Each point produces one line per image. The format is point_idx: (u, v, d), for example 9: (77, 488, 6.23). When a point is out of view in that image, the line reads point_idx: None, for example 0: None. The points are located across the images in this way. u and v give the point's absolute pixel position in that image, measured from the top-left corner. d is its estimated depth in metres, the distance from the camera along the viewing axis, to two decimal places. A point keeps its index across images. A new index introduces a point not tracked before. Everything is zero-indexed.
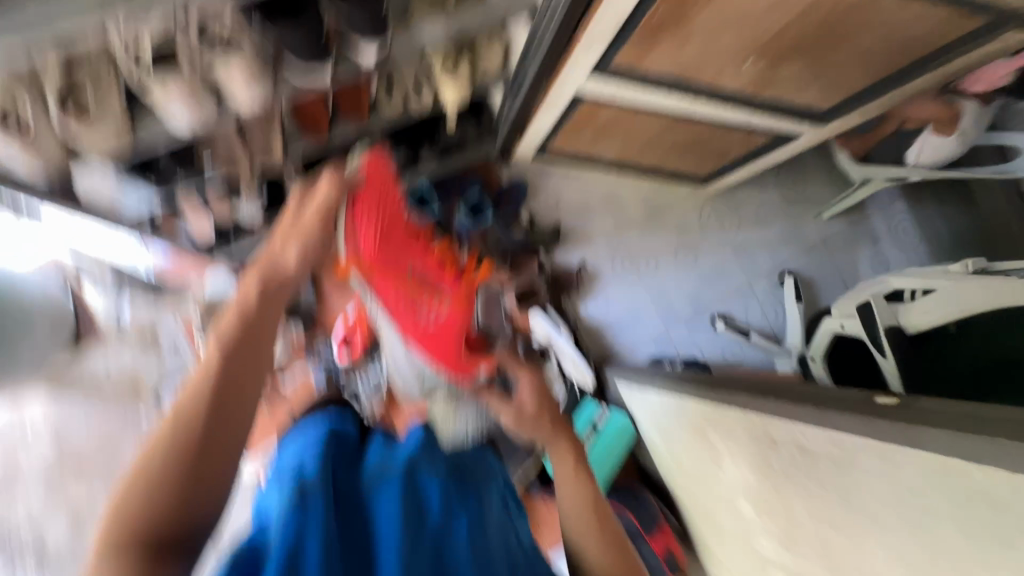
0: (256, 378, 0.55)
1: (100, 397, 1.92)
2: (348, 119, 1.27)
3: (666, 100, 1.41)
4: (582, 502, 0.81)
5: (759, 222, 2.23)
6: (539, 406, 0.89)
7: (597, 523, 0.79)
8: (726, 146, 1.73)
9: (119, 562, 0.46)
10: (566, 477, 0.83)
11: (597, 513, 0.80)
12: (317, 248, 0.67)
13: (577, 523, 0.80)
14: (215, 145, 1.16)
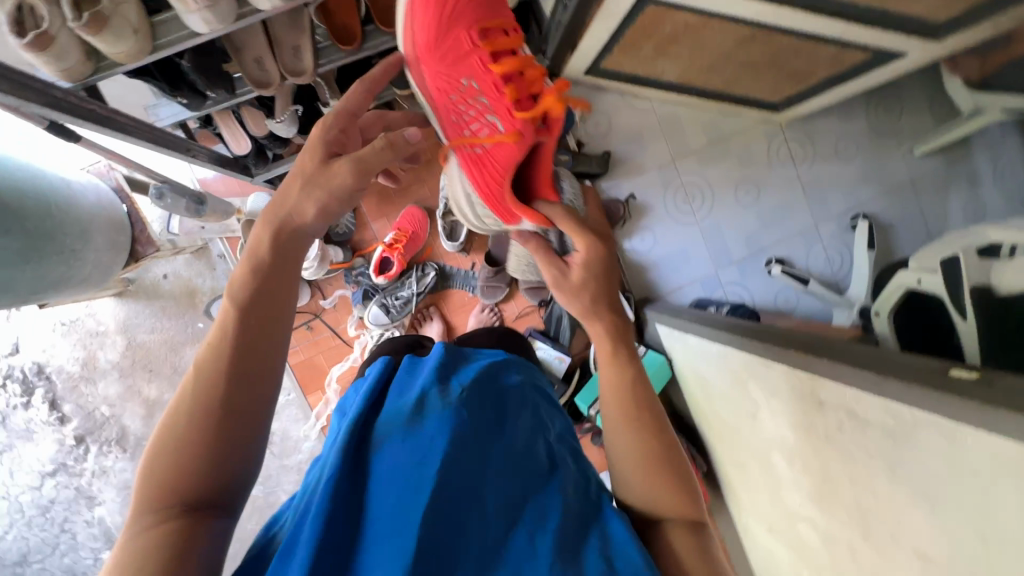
0: (270, 322, 0.67)
1: (161, 303, 2.06)
2: (382, 27, 1.15)
3: (748, 7, 1.20)
4: (622, 391, 0.87)
5: (837, 156, 1.98)
6: (585, 273, 0.87)
7: (634, 412, 0.85)
8: (812, 65, 1.50)
9: (182, 469, 0.61)
10: (609, 365, 0.89)
11: (636, 401, 0.86)
12: (333, 196, 0.72)
13: (617, 412, 0.86)
14: (242, 55, 1.09)
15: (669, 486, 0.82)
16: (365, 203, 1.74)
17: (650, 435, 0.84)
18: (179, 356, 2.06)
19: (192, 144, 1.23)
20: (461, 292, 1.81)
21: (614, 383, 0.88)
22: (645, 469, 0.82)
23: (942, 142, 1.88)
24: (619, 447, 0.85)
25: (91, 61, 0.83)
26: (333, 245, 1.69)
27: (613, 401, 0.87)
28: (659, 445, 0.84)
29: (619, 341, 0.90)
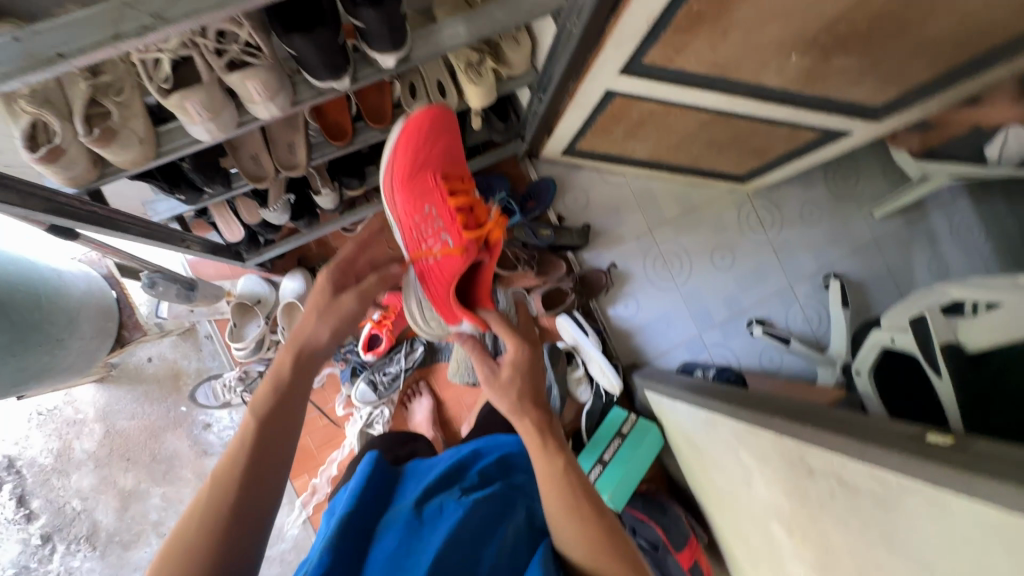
0: (286, 420, 0.84)
1: (143, 388, 2.02)
2: (371, 124, 1.24)
3: (705, 97, 1.32)
4: (557, 480, 0.86)
5: (803, 221, 2.10)
6: (514, 377, 0.92)
7: (571, 500, 0.84)
8: (770, 143, 1.63)
9: (199, 548, 0.70)
10: (540, 456, 0.89)
11: (574, 488, 0.86)
12: (342, 326, 0.97)
13: (556, 503, 0.85)
14: (240, 153, 1.17)
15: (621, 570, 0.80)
16: None
17: (591, 518, 0.83)
18: (159, 443, 2.00)
19: (186, 234, 1.28)
20: (449, 365, 1.81)
21: (548, 473, 0.87)
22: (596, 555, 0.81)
23: (898, 205, 2.01)
24: (566, 535, 0.84)
25: (97, 168, 0.88)
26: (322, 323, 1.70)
27: (552, 491, 0.86)
28: (601, 529, 0.83)
29: (546, 426, 0.92)
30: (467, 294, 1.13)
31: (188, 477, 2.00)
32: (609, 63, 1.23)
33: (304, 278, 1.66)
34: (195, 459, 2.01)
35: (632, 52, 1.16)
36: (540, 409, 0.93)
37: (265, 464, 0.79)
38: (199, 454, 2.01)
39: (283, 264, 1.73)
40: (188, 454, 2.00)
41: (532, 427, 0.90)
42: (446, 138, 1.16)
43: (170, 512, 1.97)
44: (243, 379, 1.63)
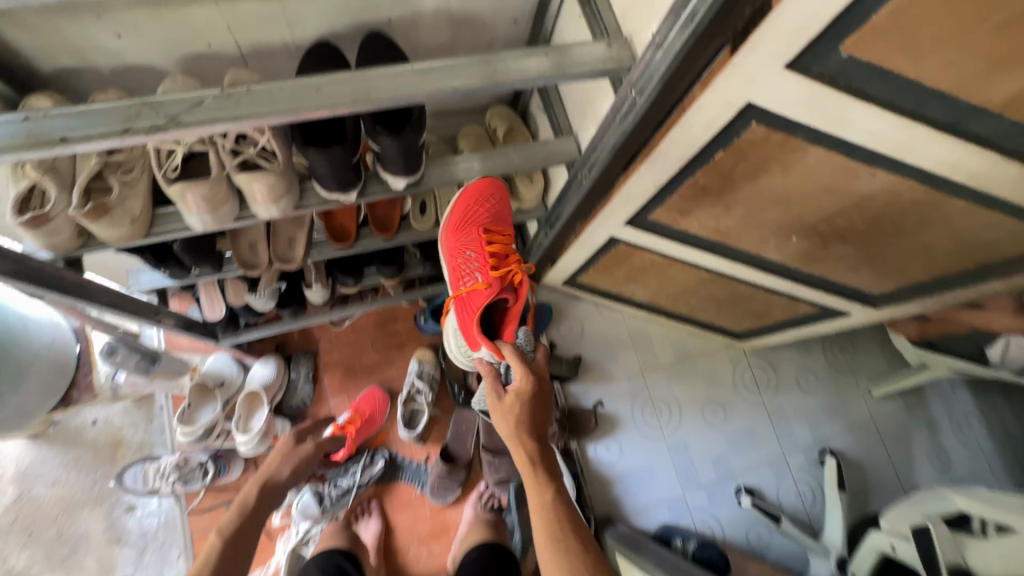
0: (245, 541, 1.03)
1: (76, 453, 1.85)
2: (375, 232, 1.26)
3: (706, 259, 1.35)
4: (551, 523, 0.89)
5: (799, 388, 2.04)
6: (513, 404, 0.95)
7: (561, 548, 0.86)
8: (768, 309, 1.63)
9: None
10: (535, 493, 0.92)
11: (564, 539, 0.87)
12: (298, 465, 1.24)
13: (547, 547, 0.87)
14: (239, 239, 1.18)
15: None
16: (328, 376, 1.70)
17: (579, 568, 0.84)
18: (71, 520, 1.79)
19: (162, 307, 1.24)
20: (408, 487, 1.66)
21: (542, 518, 0.90)
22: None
23: (896, 388, 1.96)
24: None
25: (81, 239, 0.86)
26: (281, 417, 1.58)
27: (544, 535, 0.88)
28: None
29: (543, 462, 0.94)
30: (494, 332, 1.19)
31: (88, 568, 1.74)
32: (617, 211, 1.27)
33: (276, 365, 1.61)
34: (104, 546, 1.77)
35: (639, 207, 1.20)
36: (538, 449, 0.95)
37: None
38: (111, 541, 1.78)
39: (260, 346, 1.68)
40: (98, 539, 1.77)
41: (527, 461, 0.94)
42: (496, 199, 1.22)
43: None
44: (179, 468, 1.47)
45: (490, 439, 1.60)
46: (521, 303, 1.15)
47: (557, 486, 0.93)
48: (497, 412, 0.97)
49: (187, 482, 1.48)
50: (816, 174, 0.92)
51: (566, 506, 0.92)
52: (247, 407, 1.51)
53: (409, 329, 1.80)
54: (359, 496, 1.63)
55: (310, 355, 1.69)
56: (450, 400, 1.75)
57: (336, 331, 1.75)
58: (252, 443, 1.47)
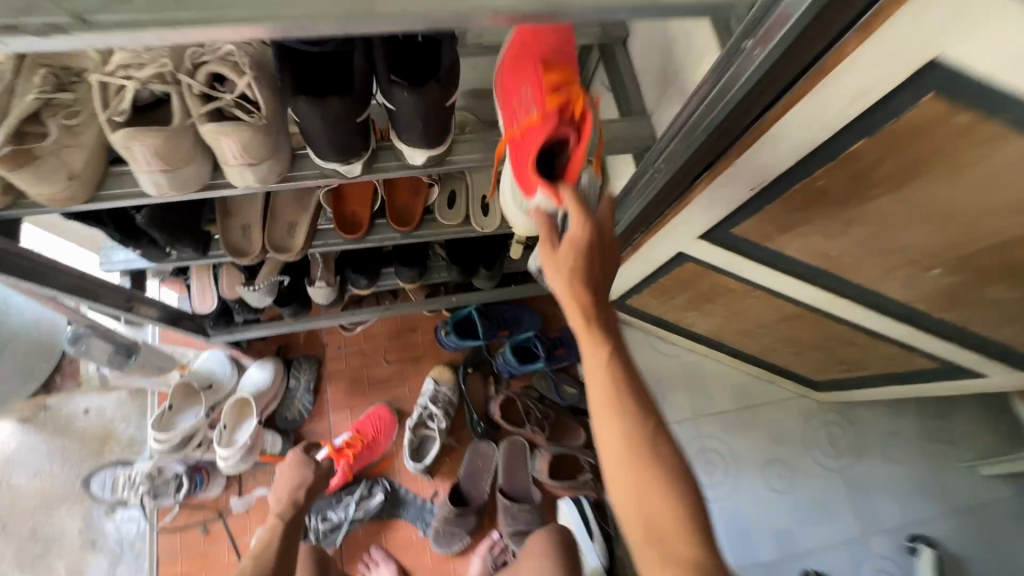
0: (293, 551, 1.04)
1: (62, 444, 1.71)
2: (392, 224, 1.05)
3: (802, 290, 1.06)
4: (614, 402, 0.59)
5: (885, 455, 1.68)
6: (571, 249, 0.63)
7: (629, 439, 0.58)
8: (865, 359, 1.31)
9: None
10: (592, 358, 0.62)
11: (631, 427, 0.59)
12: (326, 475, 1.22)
13: (608, 435, 0.60)
14: (232, 219, 1.00)
15: (679, 548, 0.56)
16: (331, 387, 1.49)
17: (652, 458, 0.58)
18: (48, 517, 1.64)
19: (135, 293, 1.07)
20: (408, 527, 1.41)
21: (600, 396, 0.60)
22: (646, 531, 0.57)
23: (1014, 469, 1.58)
24: (616, 482, 0.59)
25: (10, 196, 0.68)
26: (271, 430, 1.38)
27: (602, 419, 0.60)
28: (664, 470, 0.57)
29: (602, 318, 0.63)
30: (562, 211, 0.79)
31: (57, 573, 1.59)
32: (694, 220, 1.00)
33: (275, 369, 1.42)
34: (75, 547, 1.62)
35: (726, 214, 0.94)
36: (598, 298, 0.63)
37: None
38: (84, 544, 1.62)
39: (262, 346, 1.49)
40: (72, 543, 1.61)
41: (581, 320, 0.62)
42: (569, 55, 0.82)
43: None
44: (152, 478, 1.29)
45: (508, 481, 1.41)
46: (586, 142, 0.68)
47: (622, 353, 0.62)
48: (546, 263, 0.66)
49: (158, 495, 1.30)
50: (1009, 177, 0.63)
51: (634, 384, 0.61)
52: (234, 416, 1.32)
53: (427, 342, 1.57)
54: (354, 537, 1.39)
55: (314, 361, 1.49)
56: (467, 429, 1.51)
57: (346, 337, 1.55)
58: (232, 458, 1.27)
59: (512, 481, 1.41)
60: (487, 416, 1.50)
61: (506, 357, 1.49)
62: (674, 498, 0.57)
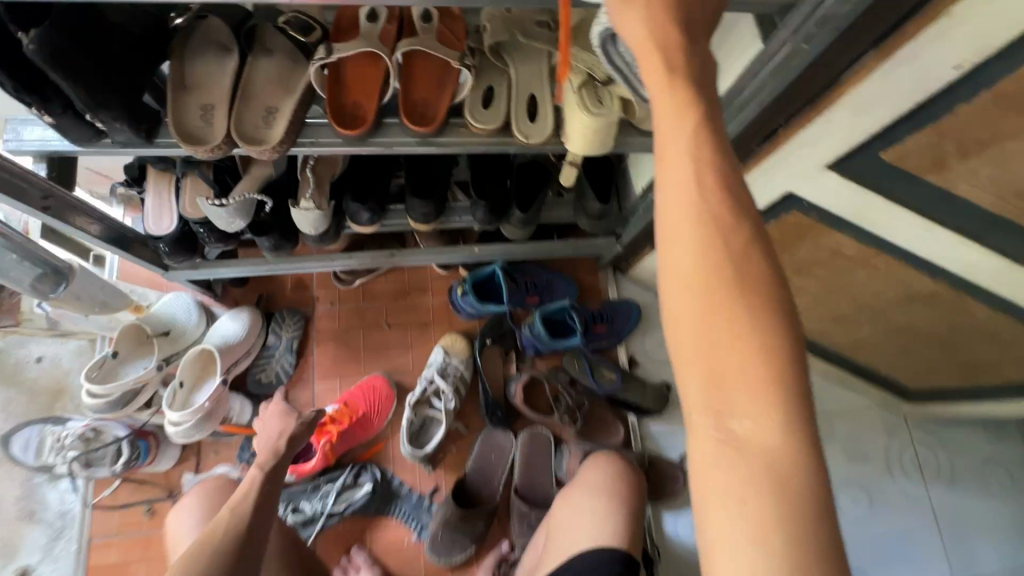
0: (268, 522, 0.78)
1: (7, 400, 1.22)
2: (405, 121, 0.76)
3: (961, 254, 0.77)
4: (695, 196, 0.38)
5: (984, 489, 1.37)
6: None
7: (710, 256, 0.37)
8: (1003, 363, 1.01)
9: None
10: (672, 129, 0.39)
11: (715, 239, 0.38)
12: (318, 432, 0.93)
13: (676, 245, 0.39)
14: (190, 96, 0.73)
15: (753, 417, 0.36)
16: (319, 350, 1.23)
17: (739, 285, 0.37)
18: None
19: (55, 188, 0.77)
20: (399, 527, 1.14)
21: (675, 186, 0.39)
22: (707, 393, 0.37)
23: None
24: (676, 315, 0.39)
25: None
26: (239, 395, 1.12)
27: (671, 220, 0.39)
28: (755, 305, 0.37)
29: (692, 71, 0.40)
30: None
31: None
32: (819, 143, 0.72)
33: (250, 322, 1.16)
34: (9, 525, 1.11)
35: (878, 128, 0.65)
36: (689, 42, 0.41)
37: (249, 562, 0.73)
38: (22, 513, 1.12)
39: (239, 295, 1.24)
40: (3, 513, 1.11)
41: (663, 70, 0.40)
42: None
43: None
44: (87, 442, 1.03)
45: (526, 480, 1.14)
46: None
47: (718, 127, 0.40)
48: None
49: (91, 464, 1.04)
50: None
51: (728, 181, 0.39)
52: (194, 373, 1.06)
53: (438, 306, 1.30)
54: (332, 535, 1.12)
55: (301, 316, 1.23)
56: (480, 413, 1.23)
57: (341, 293, 1.28)
58: (184, 424, 1.00)
59: (531, 479, 1.14)
60: (506, 399, 1.22)
61: (533, 329, 1.21)
62: (759, 351, 0.36)
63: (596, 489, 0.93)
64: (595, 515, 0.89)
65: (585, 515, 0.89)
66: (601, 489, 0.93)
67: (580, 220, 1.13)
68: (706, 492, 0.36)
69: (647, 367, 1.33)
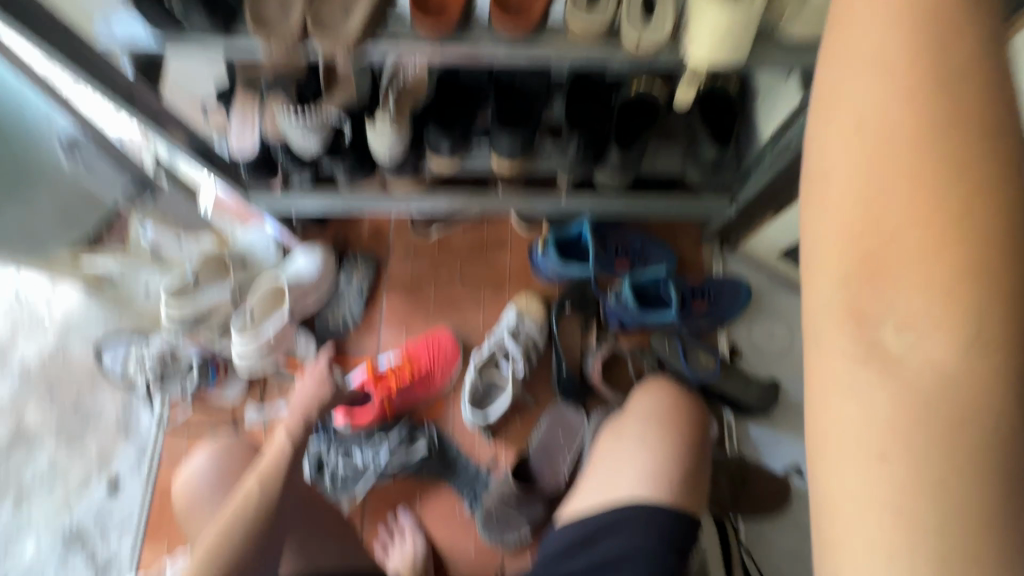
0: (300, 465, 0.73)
1: (117, 320, 1.31)
2: (493, 17, 0.66)
3: None
4: (896, 82, 0.32)
5: None
6: None
7: (903, 153, 0.31)
8: None
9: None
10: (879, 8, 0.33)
11: (910, 135, 0.31)
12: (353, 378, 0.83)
13: (853, 129, 0.33)
14: None
15: (919, 342, 0.31)
16: (389, 299, 1.17)
17: (934, 193, 0.31)
18: (87, 392, 1.26)
19: (139, 85, 0.76)
20: (450, 497, 1.05)
21: (867, 59, 0.33)
22: (861, 304, 0.32)
23: None
24: (831, 223, 0.33)
25: None
26: (306, 333, 1.09)
27: (851, 102, 0.34)
28: (949, 219, 0.30)
29: None
30: None
31: (42, 465, 1.21)
32: None
33: (324, 260, 1.12)
34: (110, 432, 1.23)
35: None
36: None
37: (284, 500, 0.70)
38: (119, 428, 1.23)
39: (318, 236, 1.23)
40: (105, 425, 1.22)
41: None
42: None
43: (41, 529, 1.18)
44: (164, 363, 1.07)
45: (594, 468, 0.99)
46: None
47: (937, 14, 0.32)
48: None
49: (167, 382, 1.07)
50: None
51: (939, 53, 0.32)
52: (265, 306, 1.04)
53: (516, 266, 1.19)
54: (382, 490, 1.06)
55: (374, 263, 1.18)
56: (549, 384, 1.11)
57: (416, 242, 1.21)
58: (249, 352, 0.99)
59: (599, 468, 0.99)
60: (580, 372, 1.08)
61: (619, 296, 1.06)
62: (943, 262, 0.30)
63: (646, 419, 0.76)
64: (643, 455, 0.72)
65: (635, 455, 0.73)
66: (653, 420, 0.75)
67: (689, 170, 0.96)
68: (837, 421, 0.32)
69: (751, 359, 1.12)
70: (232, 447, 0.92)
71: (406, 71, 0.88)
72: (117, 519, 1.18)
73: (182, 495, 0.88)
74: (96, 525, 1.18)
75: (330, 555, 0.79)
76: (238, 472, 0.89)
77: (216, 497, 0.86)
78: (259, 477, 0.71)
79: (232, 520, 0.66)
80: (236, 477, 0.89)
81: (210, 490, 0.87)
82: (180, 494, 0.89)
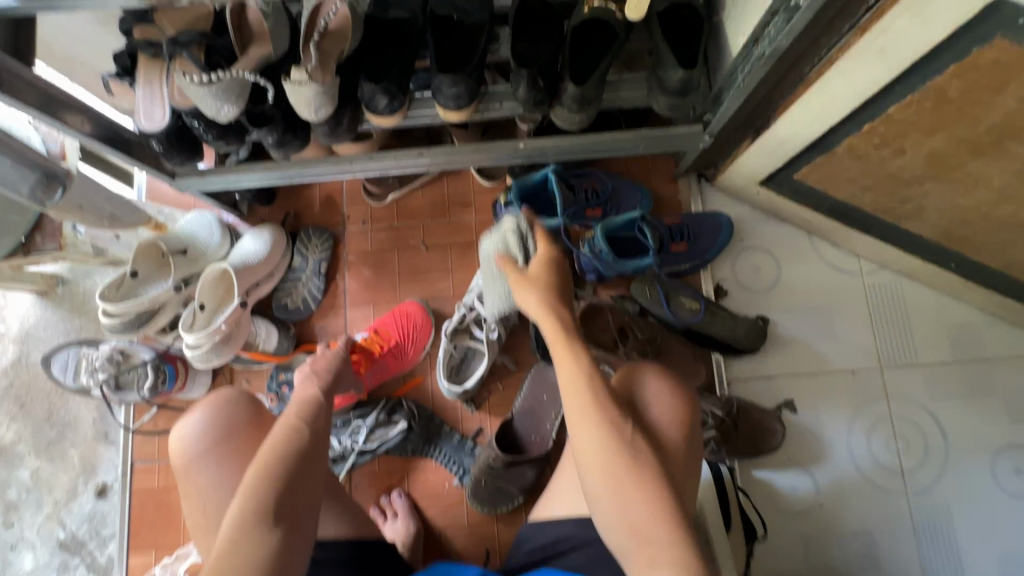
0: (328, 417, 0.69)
1: (79, 324, 1.24)
2: None
3: None
4: (592, 410, 0.58)
5: None
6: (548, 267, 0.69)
7: (611, 443, 0.56)
8: None
9: (263, 509, 0.59)
10: (568, 372, 0.60)
11: (613, 433, 0.56)
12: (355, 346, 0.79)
13: (588, 444, 0.57)
14: None
15: (669, 558, 0.51)
16: (352, 274, 1.10)
17: (636, 462, 0.55)
18: (62, 401, 1.20)
19: (9, 61, 0.66)
20: (438, 470, 1.02)
21: (578, 398, 0.59)
22: (635, 539, 0.53)
23: None
24: (597, 492, 0.56)
25: None
26: (264, 320, 1.04)
27: (582, 429, 0.58)
28: (649, 475, 0.55)
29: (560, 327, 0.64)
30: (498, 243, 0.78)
31: (25, 479, 1.17)
32: None
33: (273, 240, 1.04)
34: (89, 440, 1.18)
35: None
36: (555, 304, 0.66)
37: (323, 437, 0.67)
38: (98, 435, 1.18)
39: (267, 214, 1.14)
40: (84, 432, 1.18)
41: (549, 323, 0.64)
42: None
43: (35, 542, 1.15)
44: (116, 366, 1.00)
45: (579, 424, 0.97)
46: None
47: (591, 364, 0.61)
48: (516, 282, 0.69)
49: (122, 387, 1.00)
50: None
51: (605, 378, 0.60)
52: (215, 295, 0.97)
53: (483, 224, 1.11)
54: (367, 471, 1.04)
55: (329, 236, 1.10)
56: (529, 345, 1.06)
57: (374, 209, 1.12)
58: (201, 347, 0.92)
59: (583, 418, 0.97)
60: None
61: (593, 245, 0.97)
62: (661, 502, 0.53)
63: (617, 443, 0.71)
64: None
65: None
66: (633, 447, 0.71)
67: (654, 100, 0.87)
68: None
69: (737, 297, 1.07)
70: (233, 400, 0.77)
71: (328, 15, 0.76)
72: (110, 524, 1.15)
73: (174, 453, 0.74)
74: (90, 533, 1.15)
75: (334, 523, 0.73)
76: (239, 435, 0.75)
77: (216, 459, 0.73)
78: (298, 418, 0.67)
79: (275, 452, 0.63)
80: (240, 438, 0.75)
81: (210, 450, 0.73)
82: (172, 453, 0.75)
